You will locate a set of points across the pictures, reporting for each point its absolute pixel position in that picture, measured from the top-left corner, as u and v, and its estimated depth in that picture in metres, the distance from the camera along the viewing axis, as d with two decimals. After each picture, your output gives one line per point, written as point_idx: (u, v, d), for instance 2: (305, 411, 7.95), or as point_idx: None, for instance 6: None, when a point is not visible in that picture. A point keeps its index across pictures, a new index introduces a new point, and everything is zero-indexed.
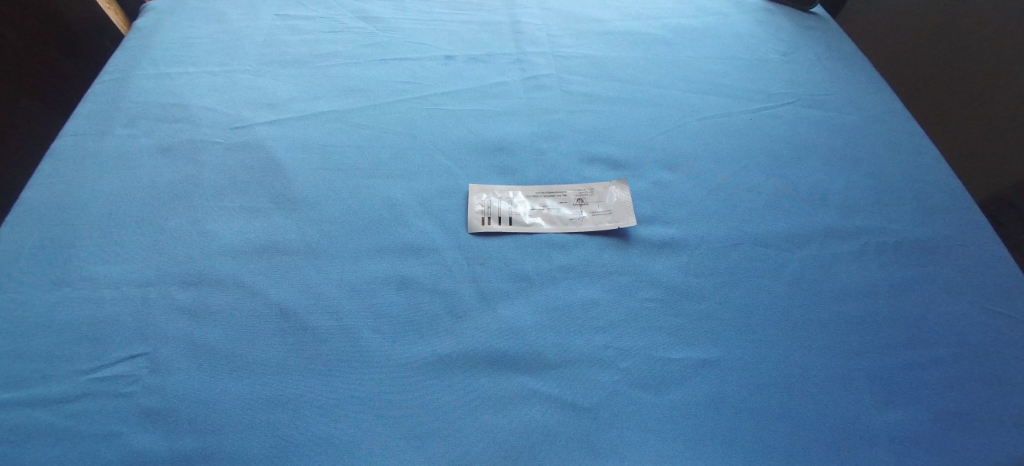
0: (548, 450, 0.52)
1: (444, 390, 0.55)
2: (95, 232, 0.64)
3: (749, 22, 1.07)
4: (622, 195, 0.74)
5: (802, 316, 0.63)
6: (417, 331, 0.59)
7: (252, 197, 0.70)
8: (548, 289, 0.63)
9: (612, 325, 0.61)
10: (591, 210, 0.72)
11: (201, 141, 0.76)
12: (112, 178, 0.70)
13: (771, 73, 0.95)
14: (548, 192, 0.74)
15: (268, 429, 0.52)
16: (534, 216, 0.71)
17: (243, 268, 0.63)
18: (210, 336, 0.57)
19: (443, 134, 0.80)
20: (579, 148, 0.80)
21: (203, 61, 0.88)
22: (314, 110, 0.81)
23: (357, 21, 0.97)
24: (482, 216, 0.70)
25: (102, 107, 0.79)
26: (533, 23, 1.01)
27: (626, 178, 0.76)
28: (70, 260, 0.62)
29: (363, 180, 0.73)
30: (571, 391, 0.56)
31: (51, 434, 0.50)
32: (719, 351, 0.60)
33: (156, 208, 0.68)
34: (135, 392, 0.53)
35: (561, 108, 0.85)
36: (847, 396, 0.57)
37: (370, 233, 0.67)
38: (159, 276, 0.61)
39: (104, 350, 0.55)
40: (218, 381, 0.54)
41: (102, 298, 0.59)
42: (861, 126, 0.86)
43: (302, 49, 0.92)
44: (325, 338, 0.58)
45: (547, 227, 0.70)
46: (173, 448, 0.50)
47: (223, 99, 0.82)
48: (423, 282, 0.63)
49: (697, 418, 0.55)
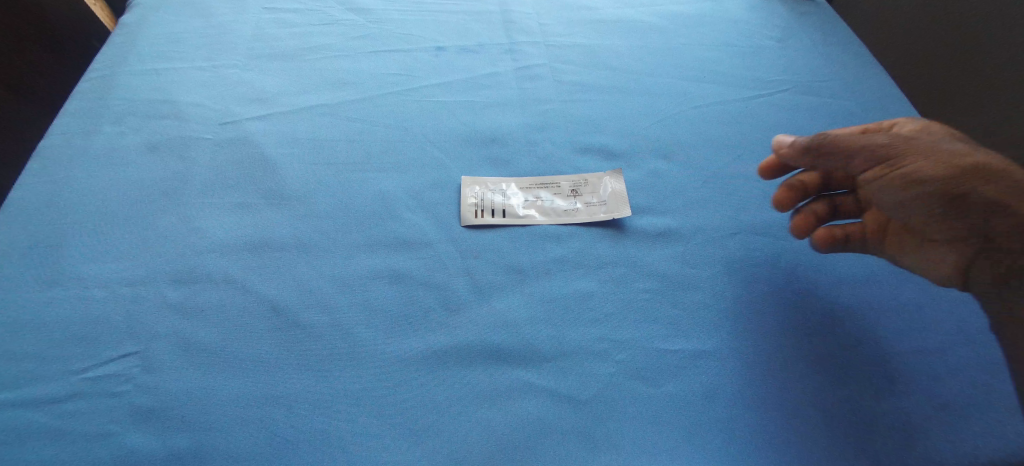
0: (544, 443, 0.52)
1: (439, 384, 0.55)
2: (85, 231, 0.64)
3: (743, 7, 1.06)
4: (618, 185, 0.74)
5: (797, 305, 0.63)
6: (411, 325, 0.58)
7: (243, 192, 0.69)
8: (544, 281, 0.63)
9: (608, 316, 0.60)
10: (587, 201, 0.72)
11: (190, 137, 0.75)
12: (102, 177, 0.69)
13: (766, 59, 0.94)
14: (542, 182, 0.74)
15: (261, 427, 0.51)
16: (527, 207, 0.71)
17: (234, 265, 0.62)
18: (203, 334, 0.57)
19: (436, 126, 0.79)
20: (572, 139, 0.79)
21: (190, 56, 0.86)
22: (304, 104, 0.80)
23: (346, 12, 0.96)
24: (474, 209, 0.69)
25: (90, 104, 0.78)
26: (524, 13, 1.00)
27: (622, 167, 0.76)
28: (60, 261, 0.61)
29: (354, 174, 0.72)
30: (567, 384, 0.55)
31: (45, 435, 0.50)
32: (715, 341, 0.59)
33: (145, 206, 0.67)
34: (126, 391, 0.53)
35: (554, 98, 0.85)
36: (844, 385, 0.57)
37: (363, 228, 0.67)
38: (150, 274, 0.61)
39: (95, 350, 0.55)
40: (211, 378, 0.54)
41: (93, 298, 0.58)
42: (857, 112, 0.85)
43: (291, 42, 0.90)
44: (318, 335, 0.57)
45: (541, 218, 0.70)
46: (168, 447, 0.50)
47: (211, 94, 0.81)
48: (416, 276, 0.62)
49: (694, 410, 0.55)
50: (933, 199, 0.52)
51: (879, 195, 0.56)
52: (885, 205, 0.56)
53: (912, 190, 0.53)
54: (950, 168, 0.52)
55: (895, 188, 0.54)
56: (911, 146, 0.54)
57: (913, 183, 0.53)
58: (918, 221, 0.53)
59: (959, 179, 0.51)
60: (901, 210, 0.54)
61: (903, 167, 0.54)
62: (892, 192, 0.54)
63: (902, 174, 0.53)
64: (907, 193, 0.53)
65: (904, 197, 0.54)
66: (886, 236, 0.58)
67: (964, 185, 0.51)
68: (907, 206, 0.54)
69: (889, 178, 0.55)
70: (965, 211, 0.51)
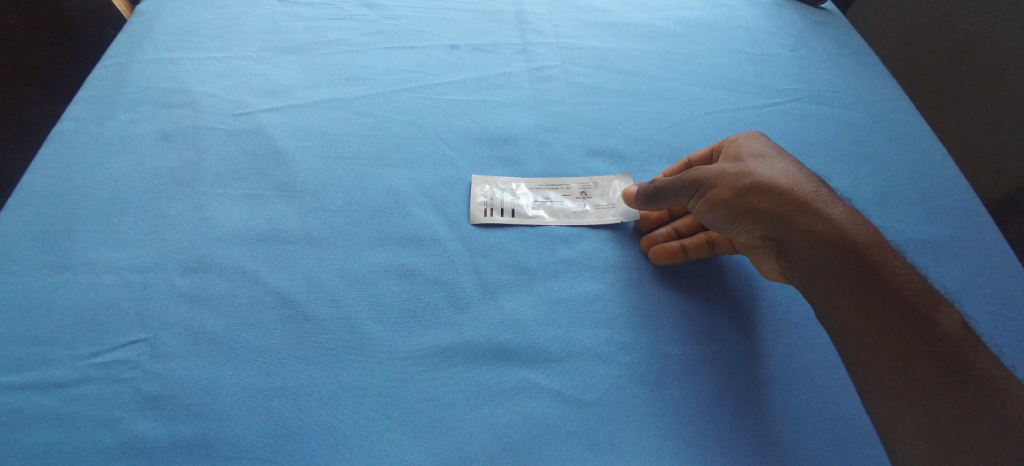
0: (547, 444, 0.52)
1: (444, 381, 0.55)
2: (97, 217, 0.64)
3: (758, 15, 1.06)
4: (627, 188, 0.74)
5: (803, 315, 0.63)
6: (418, 322, 0.59)
7: (254, 184, 0.69)
8: (551, 282, 0.63)
9: (614, 319, 0.61)
10: (595, 203, 0.72)
11: (203, 127, 0.75)
12: (115, 163, 0.69)
13: (779, 68, 0.94)
14: (551, 184, 0.74)
15: (267, 418, 0.52)
16: (535, 208, 0.71)
17: (244, 256, 0.62)
18: (211, 323, 0.57)
19: (447, 124, 0.79)
20: (583, 141, 0.79)
21: (205, 47, 0.87)
22: (316, 98, 0.80)
23: (360, 8, 0.96)
24: (483, 208, 0.69)
25: (105, 90, 0.78)
26: (538, 13, 1.00)
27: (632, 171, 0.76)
28: (71, 246, 0.61)
29: (365, 170, 0.72)
30: (571, 385, 0.55)
31: (53, 418, 0.50)
32: (720, 347, 0.59)
33: (157, 194, 0.67)
34: (134, 378, 0.53)
35: (565, 100, 0.85)
36: (846, 396, 0.57)
37: (372, 224, 0.67)
38: (160, 262, 0.61)
39: (105, 336, 0.55)
40: (218, 368, 0.54)
41: (103, 284, 0.59)
42: (869, 123, 0.85)
43: (305, 35, 0.91)
44: (326, 328, 0.58)
45: (550, 219, 0.70)
46: (174, 434, 0.50)
47: (225, 85, 0.81)
48: (424, 273, 0.63)
49: (696, 415, 0.55)
50: (742, 218, 0.60)
51: (700, 217, 0.64)
52: (707, 223, 0.64)
53: (718, 213, 0.61)
54: (755, 191, 0.59)
55: (705, 211, 0.62)
56: (710, 174, 0.62)
57: (716, 207, 0.61)
58: (740, 236, 0.61)
59: (763, 201, 0.59)
60: (722, 228, 0.63)
61: (708, 194, 0.62)
62: (707, 214, 0.62)
63: (707, 200, 0.61)
64: (714, 216, 0.62)
65: (716, 218, 0.62)
66: (732, 246, 0.65)
67: (773, 207, 0.59)
68: (724, 224, 0.62)
69: (700, 203, 0.63)
70: (771, 229, 0.59)
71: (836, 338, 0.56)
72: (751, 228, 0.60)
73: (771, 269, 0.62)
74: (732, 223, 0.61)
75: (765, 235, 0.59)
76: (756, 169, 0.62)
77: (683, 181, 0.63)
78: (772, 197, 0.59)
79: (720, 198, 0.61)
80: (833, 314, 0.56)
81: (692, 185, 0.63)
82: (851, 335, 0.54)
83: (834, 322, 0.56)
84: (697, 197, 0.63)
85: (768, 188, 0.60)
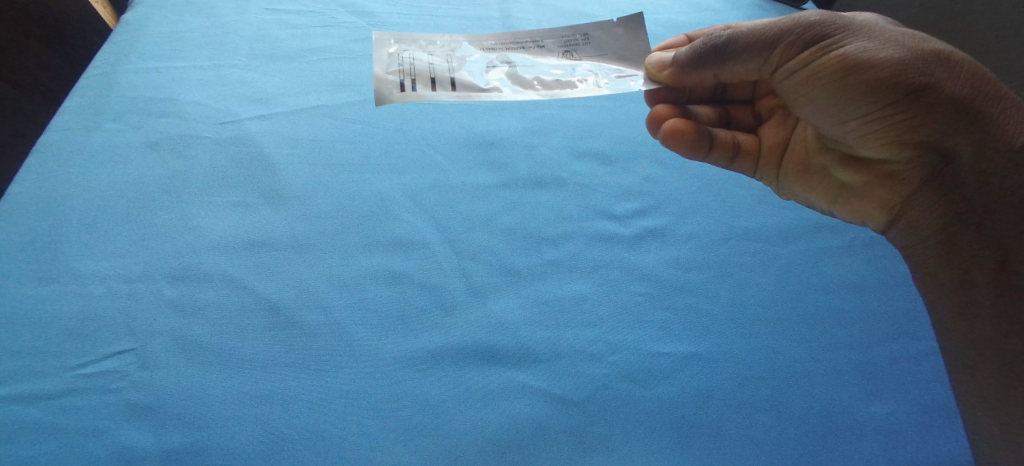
0: (536, 443, 0.52)
1: (434, 384, 0.55)
2: (83, 227, 0.64)
3: (740, 17, 1.08)
4: (619, 44, 0.74)
5: (789, 310, 0.64)
6: (406, 325, 0.59)
7: (242, 192, 0.69)
8: (540, 283, 0.63)
9: (602, 319, 0.61)
10: (583, 65, 0.72)
11: (190, 136, 0.75)
12: (101, 173, 0.69)
13: None
14: (525, 48, 0.76)
15: (257, 425, 0.52)
16: (505, 76, 0.73)
17: (232, 264, 0.63)
18: (199, 331, 0.57)
19: (433, 128, 0.79)
20: (569, 144, 0.80)
21: (192, 56, 0.87)
22: (304, 105, 0.81)
23: (348, 15, 0.97)
24: (426, 83, 0.72)
25: (91, 100, 0.78)
26: (525, 18, 1.01)
27: (631, 17, 0.76)
28: (57, 258, 0.61)
29: (353, 175, 0.73)
30: (559, 384, 0.56)
31: (40, 430, 0.50)
32: (706, 344, 0.60)
33: (144, 203, 0.67)
34: (123, 388, 0.53)
35: (552, 102, 0.85)
36: (832, 389, 0.58)
37: (361, 229, 0.67)
38: (147, 271, 0.61)
39: (92, 347, 0.55)
40: (206, 376, 0.54)
41: (90, 294, 0.59)
42: None
43: (292, 43, 0.91)
44: (315, 333, 0.58)
45: (529, 89, 0.71)
46: (162, 444, 0.50)
47: (212, 93, 0.81)
48: (412, 276, 0.63)
49: (685, 412, 0.55)
50: (890, 96, 0.54)
51: (820, 88, 0.58)
52: (826, 99, 0.59)
53: (855, 82, 0.55)
54: (923, 65, 0.53)
55: (819, 79, 0.58)
56: (860, 38, 0.56)
57: (852, 76, 0.56)
58: (869, 118, 0.57)
59: (934, 81, 0.53)
60: (841, 109, 0.58)
61: (857, 58, 0.55)
62: (833, 85, 0.57)
63: (845, 66, 0.56)
64: (834, 85, 0.57)
65: (845, 91, 0.57)
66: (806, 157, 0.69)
67: (947, 91, 0.53)
68: (845, 101, 0.57)
69: (818, 68, 0.58)
70: (925, 122, 0.54)
71: (977, 290, 0.51)
72: (885, 112, 0.55)
73: (875, 176, 0.61)
74: (864, 103, 0.56)
75: (912, 130, 0.55)
76: (926, 41, 0.56)
77: (815, 42, 0.57)
78: (948, 78, 0.53)
79: (861, 64, 0.55)
80: (979, 259, 0.51)
81: (825, 49, 0.57)
82: (1004, 299, 0.49)
83: (983, 274, 0.50)
84: (827, 60, 0.57)
85: (942, 72, 0.53)
